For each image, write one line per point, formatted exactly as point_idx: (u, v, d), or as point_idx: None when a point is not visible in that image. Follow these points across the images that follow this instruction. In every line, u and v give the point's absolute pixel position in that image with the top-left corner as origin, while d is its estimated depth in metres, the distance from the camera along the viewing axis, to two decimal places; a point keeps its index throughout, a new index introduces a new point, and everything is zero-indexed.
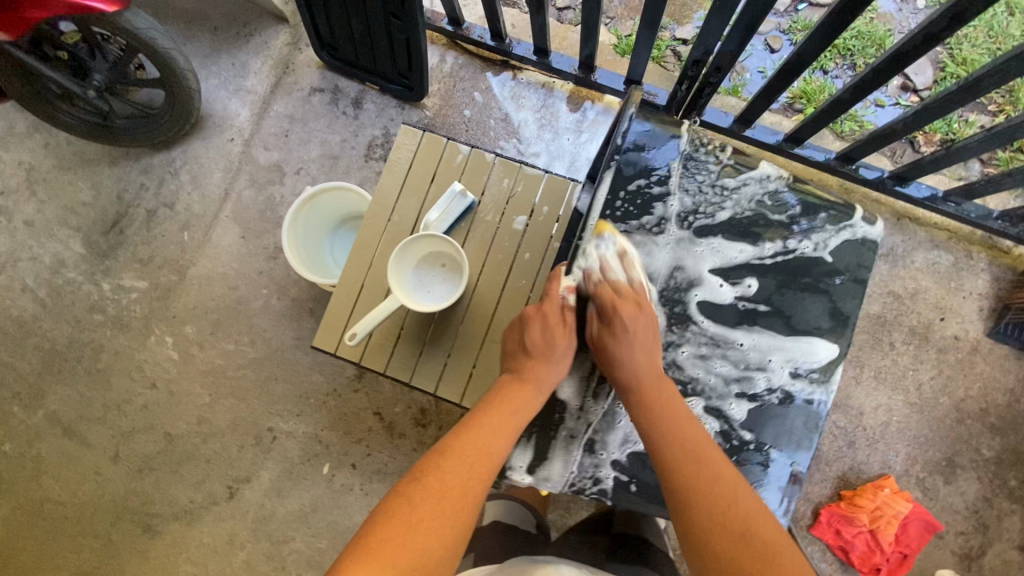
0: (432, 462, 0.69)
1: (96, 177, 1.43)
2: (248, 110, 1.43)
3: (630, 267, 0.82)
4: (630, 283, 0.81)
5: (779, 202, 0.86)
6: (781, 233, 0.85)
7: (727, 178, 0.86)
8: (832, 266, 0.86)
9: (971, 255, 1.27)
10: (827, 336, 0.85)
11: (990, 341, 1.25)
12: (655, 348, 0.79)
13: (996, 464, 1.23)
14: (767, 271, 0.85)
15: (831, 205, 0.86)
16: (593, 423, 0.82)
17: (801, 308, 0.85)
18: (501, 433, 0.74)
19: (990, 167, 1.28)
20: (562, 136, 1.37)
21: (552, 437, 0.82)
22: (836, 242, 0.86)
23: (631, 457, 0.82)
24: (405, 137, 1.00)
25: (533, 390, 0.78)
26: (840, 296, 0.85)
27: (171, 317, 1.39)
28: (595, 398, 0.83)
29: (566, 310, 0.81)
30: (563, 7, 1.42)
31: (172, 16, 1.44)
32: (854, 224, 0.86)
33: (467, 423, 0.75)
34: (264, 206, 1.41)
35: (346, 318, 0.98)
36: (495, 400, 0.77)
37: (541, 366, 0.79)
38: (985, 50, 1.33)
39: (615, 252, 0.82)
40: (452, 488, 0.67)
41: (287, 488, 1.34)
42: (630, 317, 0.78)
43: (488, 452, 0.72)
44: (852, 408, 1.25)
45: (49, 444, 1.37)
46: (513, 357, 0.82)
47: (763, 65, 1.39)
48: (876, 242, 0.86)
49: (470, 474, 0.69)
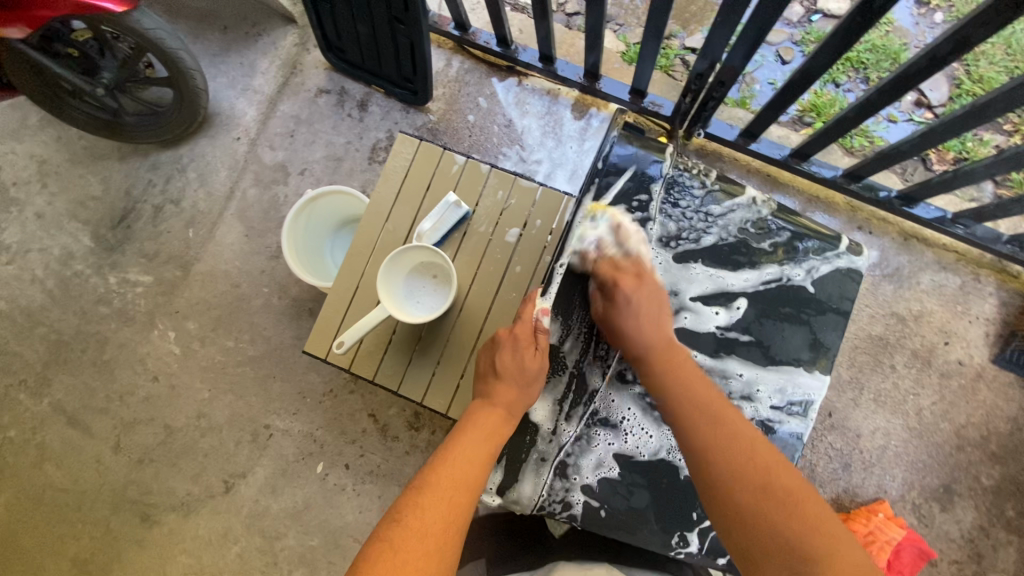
0: (408, 502, 0.69)
1: (105, 172, 1.45)
2: (255, 110, 1.44)
3: (627, 239, 0.85)
4: (629, 257, 0.84)
5: (763, 230, 0.88)
6: (764, 262, 0.87)
7: (712, 205, 0.88)
8: (814, 297, 0.87)
9: (979, 279, 1.25)
10: (807, 368, 0.86)
11: (994, 367, 1.23)
12: (663, 315, 0.82)
13: (995, 494, 1.20)
14: (748, 300, 0.86)
15: (815, 235, 0.88)
16: (565, 447, 0.85)
17: (781, 339, 0.86)
18: (476, 463, 0.75)
19: (1003, 189, 1.25)
20: (566, 144, 1.37)
21: (524, 460, 0.84)
22: (820, 273, 0.87)
23: (601, 482, 0.84)
24: (402, 146, 1.01)
25: (503, 415, 0.80)
26: (820, 327, 0.87)
27: (174, 312, 1.42)
28: (567, 420, 0.85)
29: (538, 332, 0.84)
30: (572, 13, 1.41)
31: (183, 14, 1.45)
32: (838, 255, 0.87)
33: (439, 456, 0.76)
34: (268, 206, 1.43)
35: (338, 325, 0.99)
36: (469, 429, 0.78)
37: (512, 391, 0.81)
38: (1003, 68, 1.30)
39: (609, 228, 0.84)
40: (431, 525, 0.67)
41: (282, 485, 1.35)
42: (633, 289, 0.81)
43: (464, 484, 0.73)
44: (849, 430, 1.23)
45: (53, 432, 1.40)
46: (484, 381, 0.84)
47: (773, 76, 1.36)
48: (860, 274, 0.87)
49: (448, 507, 0.70)
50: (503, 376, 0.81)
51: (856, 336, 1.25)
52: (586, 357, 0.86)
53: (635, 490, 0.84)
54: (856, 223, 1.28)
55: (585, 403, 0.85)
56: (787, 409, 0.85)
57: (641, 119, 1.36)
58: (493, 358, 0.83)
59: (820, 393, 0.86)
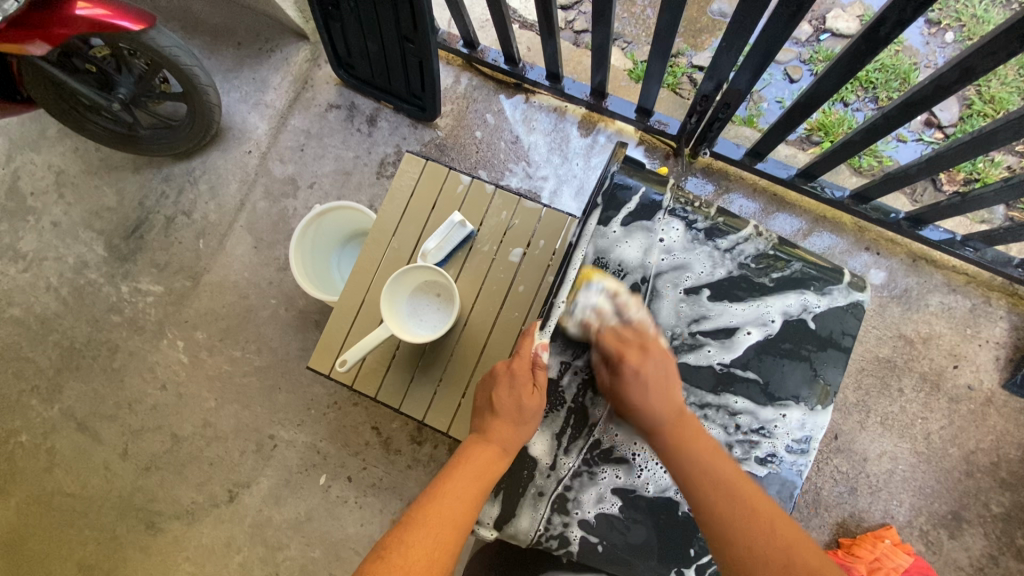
0: (392, 537, 0.69)
1: (119, 183, 1.48)
2: (266, 124, 1.47)
3: (626, 307, 0.83)
4: (630, 325, 0.84)
5: (765, 265, 0.88)
6: (766, 297, 0.87)
7: (714, 238, 0.88)
8: (816, 332, 0.86)
9: (990, 302, 1.23)
10: (808, 404, 0.85)
11: (1005, 392, 1.20)
12: (673, 385, 0.81)
13: (1005, 522, 1.18)
14: (748, 336, 0.86)
15: (817, 270, 0.87)
16: (564, 480, 0.84)
17: (781, 375, 0.86)
18: (466, 500, 0.75)
19: (1014, 212, 1.24)
20: (572, 161, 1.37)
21: (521, 494, 0.84)
22: (821, 309, 0.87)
23: (599, 518, 0.83)
24: (408, 165, 1.02)
25: (497, 451, 0.81)
26: (821, 363, 0.86)
27: (183, 322, 1.44)
28: (566, 453, 0.85)
29: (537, 367, 0.84)
30: (580, 31, 1.43)
31: (199, 30, 1.48)
32: (839, 291, 0.87)
33: (429, 492, 0.76)
34: (277, 218, 1.45)
35: (342, 341, 1.01)
36: (460, 467, 0.79)
37: (506, 427, 0.81)
38: (1014, 89, 1.28)
39: (607, 296, 0.83)
40: (413, 566, 0.66)
41: (285, 495, 1.36)
42: (636, 361, 0.80)
43: (450, 521, 0.72)
44: (855, 453, 1.22)
45: (63, 437, 1.43)
46: (480, 416, 0.85)
47: (781, 95, 1.36)
48: (862, 309, 0.87)
49: (434, 545, 0.69)
50: (499, 412, 0.82)
51: (862, 357, 1.24)
52: (586, 390, 0.85)
53: (633, 526, 0.83)
54: (863, 244, 1.27)
55: (584, 437, 0.85)
56: (788, 445, 0.85)
57: (648, 137, 1.36)
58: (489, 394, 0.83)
59: (819, 430, 0.85)
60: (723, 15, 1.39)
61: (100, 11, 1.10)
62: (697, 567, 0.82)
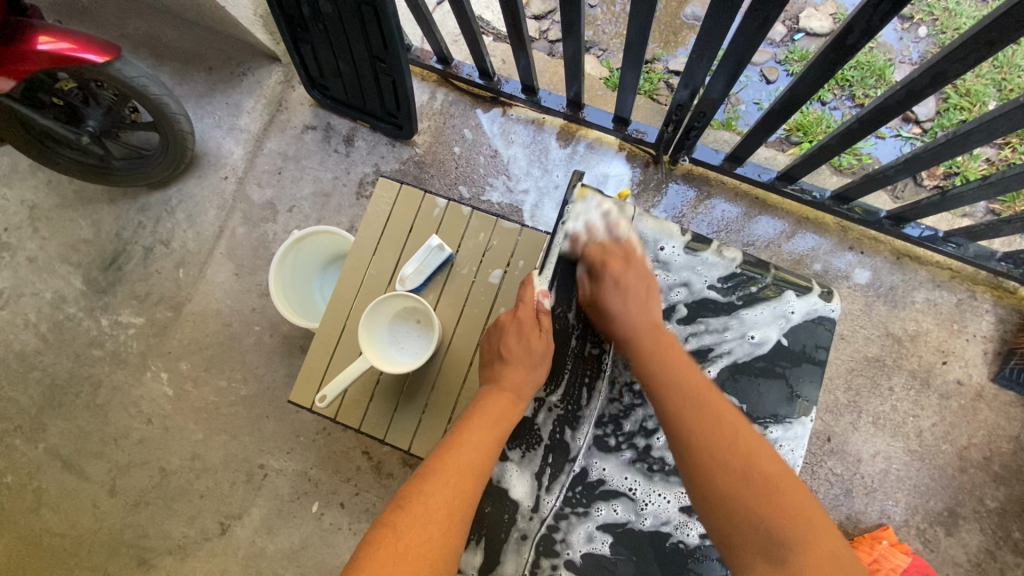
0: (413, 490, 0.74)
1: (95, 215, 1.46)
2: (242, 149, 1.45)
3: (617, 227, 0.90)
4: (618, 241, 0.89)
5: (734, 283, 0.91)
6: (735, 315, 0.90)
7: (681, 261, 0.91)
8: (789, 349, 0.89)
9: (975, 296, 1.23)
10: (788, 422, 0.88)
11: (995, 386, 1.20)
12: (651, 299, 0.87)
13: (1000, 516, 1.18)
14: (721, 359, 0.90)
15: (787, 286, 0.90)
16: (547, 521, 0.85)
17: (758, 395, 0.88)
18: (481, 450, 0.79)
19: (995, 205, 1.25)
20: (553, 173, 1.36)
21: (504, 539, 0.85)
22: (790, 325, 0.90)
23: (587, 558, 0.84)
24: (383, 191, 1.01)
25: (511, 397, 0.85)
26: (797, 379, 0.89)
27: (167, 353, 1.41)
28: (546, 493, 0.86)
29: (540, 314, 0.89)
30: (555, 41, 1.42)
31: (168, 56, 1.46)
32: (809, 304, 0.90)
33: (447, 444, 0.80)
34: (257, 243, 1.42)
35: (323, 374, 1.00)
36: (477, 415, 0.83)
37: (519, 373, 0.86)
38: (990, 81, 1.28)
39: (602, 212, 0.89)
40: (437, 512, 0.72)
41: (278, 525, 1.34)
42: (620, 270, 0.86)
43: (468, 472, 0.77)
44: (849, 454, 1.21)
45: (49, 476, 1.40)
46: (491, 367, 0.89)
47: (759, 97, 1.36)
48: (832, 321, 0.90)
49: (453, 494, 0.75)
50: (510, 359, 0.86)
51: (851, 357, 1.23)
52: (563, 426, 0.88)
53: (621, 563, 0.84)
54: (847, 243, 1.27)
55: (565, 472, 0.87)
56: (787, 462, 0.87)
57: (627, 145, 1.35)
58: (499, 343, 0.87)
59: (801, 449, 0.87)
60: (696, 19, 1.39)
61: (64, 45, 1.08)
62: None
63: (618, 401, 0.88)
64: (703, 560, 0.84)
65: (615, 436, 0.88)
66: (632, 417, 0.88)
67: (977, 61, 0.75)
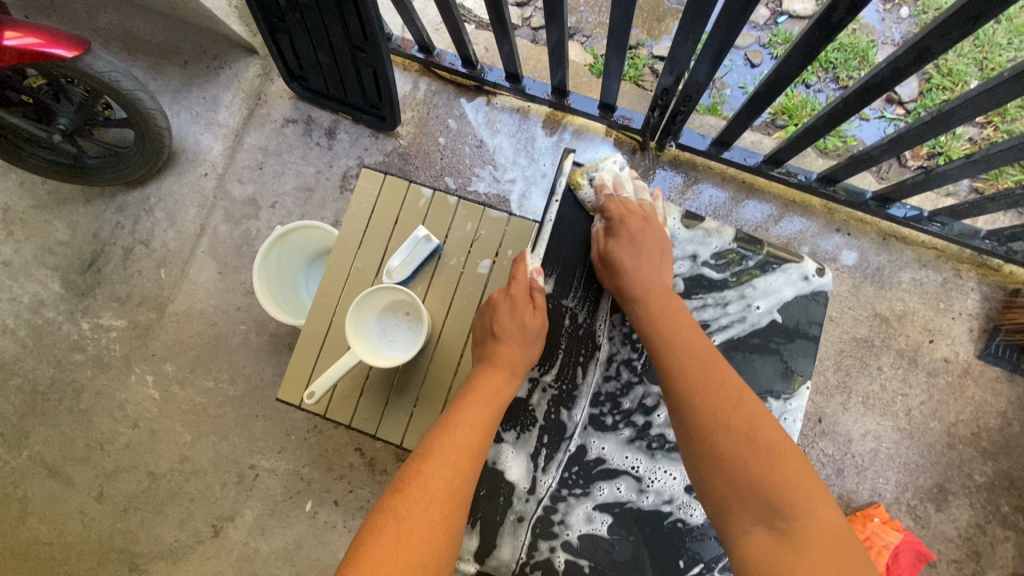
0: (411, 473, 0.73)
1: (71, 216, 1.42)
2: (221, 145, 1.41)
3: (641, 193, 0.92)
4: (638, 203, 0.91)
5: (728, 260, 0.91)
6: (730, 291, 0.90)
7: (678, 237, 0.92)
8: (783, 325, 0.89)
9: (960, 275, 1.24)
10: (783, 398, 0.88)
11: (981, 362, 1.22)
12: (664, 258, 0.87)
13: (989, 490, 1.20)
14: (716, 336, 0.90)
15: (781, 261, 0.90)
16: (543, 502, 0.85)
17: (753, 371, 0.88)
18: (479, 428, 0.78)
19: (978, 183, 1.26)
20: (540, 162, 1.35)
21: (500, 522, 0.84)
22: (785, 300, 0.90)
23: (585, 538, 0.84)
24: (367, 181, 1.00)
25: (505, 373, 0.84)
26: (791, 355, 0.89)
27: (151, 356, 1.38)
28: (543, 472, 0.86)
29: (534, 292, 0.88)
30: (538, 27, 1.40)
31: (141, 50, 1.42)
32: (804, 278, 0.90)
33: (443, 426, 0.78)
34: (240, 241, 1.40)
35: (310, 370, 0.98)
36: (473, 395, 0.82)
37: (513, 351, 0.85)
38: (971, 60, 1.29)
39: (629, 175, 0.92)
40: (437, 493, 0.71)
41: (271, 526, 1.33)
42: (637, 228, 0.86)
43: (466, 450, 0.76)
44: (839, 435, 1.22)
45: (34, 485, 1.37)
46: (483, 345, 0.87)
47: (743, 81, 1.35)
48: (826, 296, 0.90)
49: (452, 474, 0.73)
50: (503, 336, 0.85)
51: (840, 339, 1.24)
52: (558, 407, 0.88)
53: (618, 544, 0.84)
54: (834, 225, 1.27)
55: (562, 451, 0.87)
56: (788, 436, 0.87)
57: (614, 132, 1.34)
58: (491, 321, 0.86)
59: (798, 424, 0.87)
60: (679, 2, 1.37)
61: (32, 39, 1.04)
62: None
63: (615, 379, 0.88)
64: (702, 538, 0.84)
65: (611, 415, 0.88)
66: (630, 394, 0.88)
67: (963, 35, 0.75)
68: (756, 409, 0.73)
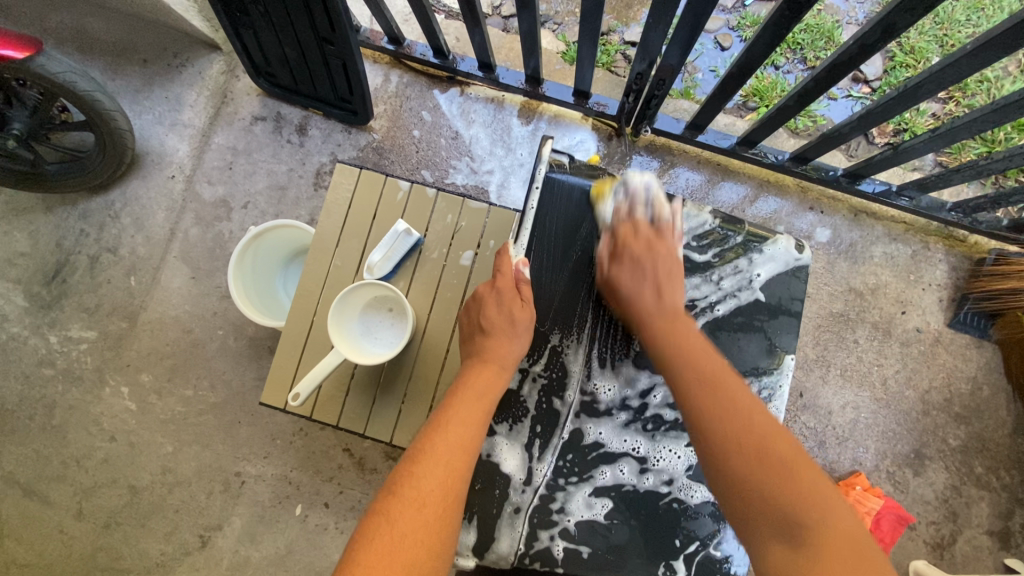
0: (404, 475, 0.72)
1: (32, 226, 1.36)
2: (187, 145, 1.37)
3: (660, 211, 0.90)
4: (654, 222, 0.90)
5: (711, 240, 0.92)
6: (716, 271, 0.91)
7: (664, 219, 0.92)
8: (766, 302, 0.91)
9: (928, 247, 1.28)
10: (768, 374, 0.90)
11: (951, 331, 1.26)
12: (673, 281, 0.87)
13: (962, 453, 1.25)
14: (702, 317, 0.91)
15: (761, 239, 0.92)
16: (540, 491, 0.86)
17: (739, 350, 0.90)
18: (470, 425, 0.78)
19: (942, 157, 1.30)
20: (517, 151, 1.34)
21: (496, 515, 0.84)
22: (768, 277, 0.91)
23: (585, 525, 0.85)
24: (342, 177, 0.98)
25: (495, 368, 0.84)
26: (775, 331, 0.91)
27: (125, 366, 1.34)
28: (538, 461, 0.86)
29: (520, 284, 0.88)
30: (508, 15, 1.39)
31: (96, 50, 1.36)
32: (785, 255, 0.92)
33: (434, 424, 0.78)
34: (213, 244, 1.36)
35: (293, 372, 0.97)
36: (463, 391, 0.81)
37: (503, 345, 0.84)
38: (932, 38, 1.32)
39: (650, 194, 0.90)
40: (429, 496, 0.71)
41: (261, 532, 1.30)
42: (645, 254, 0.86)
43: (460, 448, 0.75)
44: (820, 407, 1.26)
45: (8, 506, 1.32)
46: (473, 341, 0.87)
47: (714, 64, 1.36)
48: (806, 271, 0.92)
49: (444, 475, 0.73)
50: (492, 331, 0.85)
51: (817, 314, 1.27)
52: (549, 396, 0.88)
53: (615, 528, 0.85)
54: (807, 203, 1.30)
55: (556, 438, 0.87)
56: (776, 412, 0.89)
57: (589, 119, 1.34)
58: (479, 315, 0.86)
59: (783, 396, 0.90)
60: None
61: None
62: (685, 557, 0.85)
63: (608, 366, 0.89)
64: (696, 517, 0.85)
65: (605, 401, 0.88)
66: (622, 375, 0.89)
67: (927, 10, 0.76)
68: (771, 432, 0.73)
